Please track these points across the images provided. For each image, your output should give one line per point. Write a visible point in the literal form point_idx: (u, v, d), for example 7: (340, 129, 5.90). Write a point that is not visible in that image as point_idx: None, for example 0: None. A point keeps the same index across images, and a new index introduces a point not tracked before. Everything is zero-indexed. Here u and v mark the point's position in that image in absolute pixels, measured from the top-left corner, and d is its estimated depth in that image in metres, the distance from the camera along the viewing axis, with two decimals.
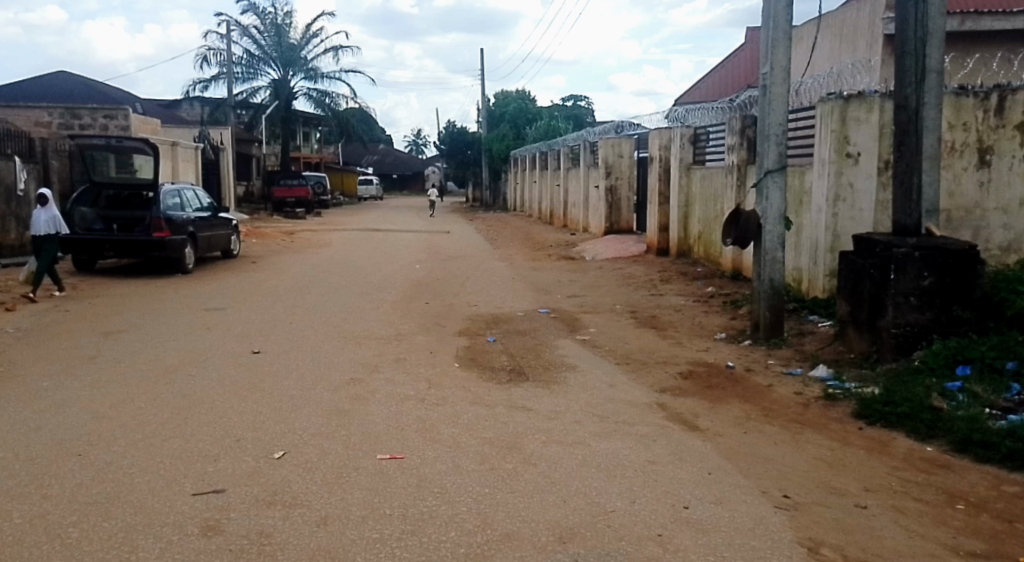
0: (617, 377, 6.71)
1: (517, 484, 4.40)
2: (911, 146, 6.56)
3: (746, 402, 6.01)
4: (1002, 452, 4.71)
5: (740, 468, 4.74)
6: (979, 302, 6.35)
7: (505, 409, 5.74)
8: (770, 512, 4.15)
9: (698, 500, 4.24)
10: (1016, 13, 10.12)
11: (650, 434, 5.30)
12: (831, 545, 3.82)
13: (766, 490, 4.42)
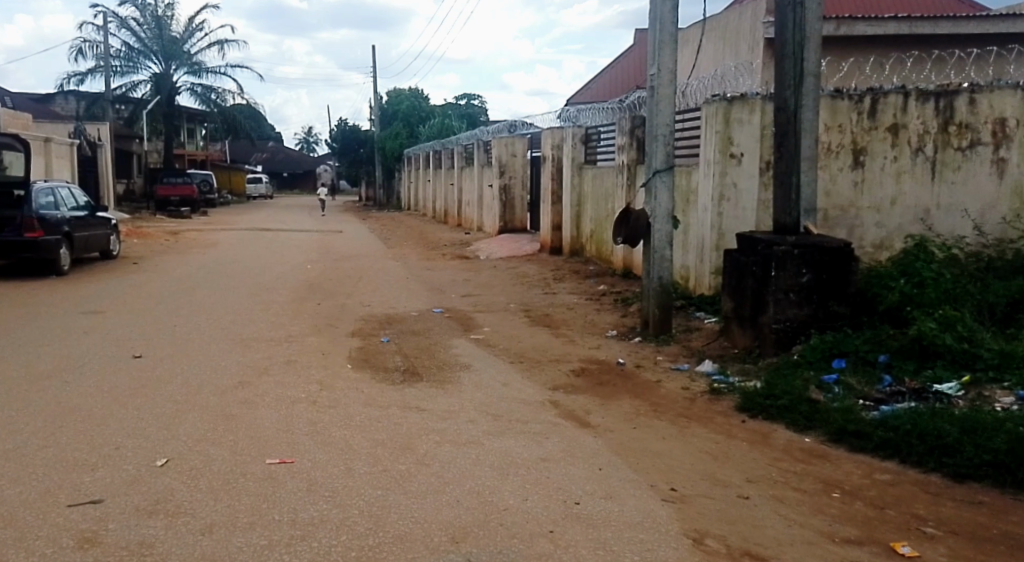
0: (511, 375, 6.70)
1: (409, 485, 4.32)
2: (790, 147, 6.77)
3: (636, 398, 6.09)
4: (874, 442, 4.90)
5: (630, 463, 4.79)
6: (854, 298, 6.61)
7: (398, 410, 5.65)
8: (658, 505, 4.20)
9: (588, 495, 4.26)
10: (886, 19, 10.56)
11: (543, 431, 5.30)
12: (716, 535, 3.88)
13: (654, 484, 4.47)
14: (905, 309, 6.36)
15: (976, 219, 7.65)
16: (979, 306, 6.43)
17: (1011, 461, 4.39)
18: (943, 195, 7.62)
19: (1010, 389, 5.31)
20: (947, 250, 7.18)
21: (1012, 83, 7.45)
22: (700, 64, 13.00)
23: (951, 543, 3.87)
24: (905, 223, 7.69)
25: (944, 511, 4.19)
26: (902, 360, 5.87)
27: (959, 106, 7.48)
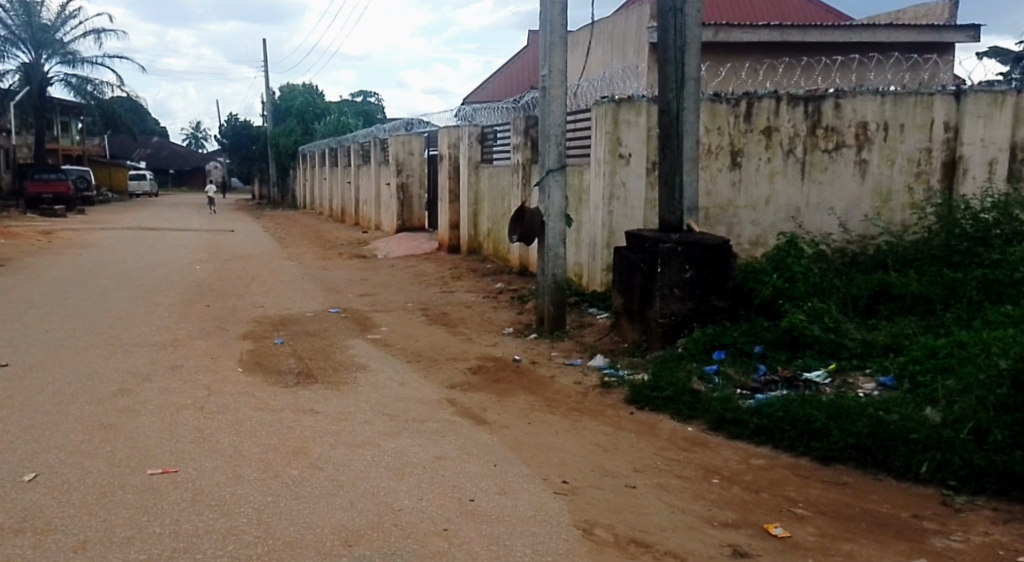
0: (408, 375, 6.74)
1: (301, 490, 4.32)
2: (673, 148, 7.02)
3: (531, 393, 6.23)
4: (750, 428, 5.16)
5: (524, 458, 4.90)
6: (732, 292, 6.90)
7: (291, 413, 5.62)
8: (550, 498, 4.32)
9: (482, 492, 4.35)
10: (760, 26, 10.97)
11: (439, 429, 5.37)
12: (604, 525, 4.03)
13: (547, 477, 4.60)
14: (778, 303, 6.68)
15: (841, 217, 8.08)
16: (844, 298, 6.81)
17: (871, 443, 4.67)
18: (811, 194, 8.02)
19: (871, 375, 5.66)
20: (816, 246, 7.56)
21: (872, 89, 7.91)
22: (590, 67, 13.27)
23: (818, 522, 4.12)
24: (779, 221, 8.05)
25: (813, 491, 4.45)
26: (775, 351, 6.18)
27: (826, 110, 7.89)
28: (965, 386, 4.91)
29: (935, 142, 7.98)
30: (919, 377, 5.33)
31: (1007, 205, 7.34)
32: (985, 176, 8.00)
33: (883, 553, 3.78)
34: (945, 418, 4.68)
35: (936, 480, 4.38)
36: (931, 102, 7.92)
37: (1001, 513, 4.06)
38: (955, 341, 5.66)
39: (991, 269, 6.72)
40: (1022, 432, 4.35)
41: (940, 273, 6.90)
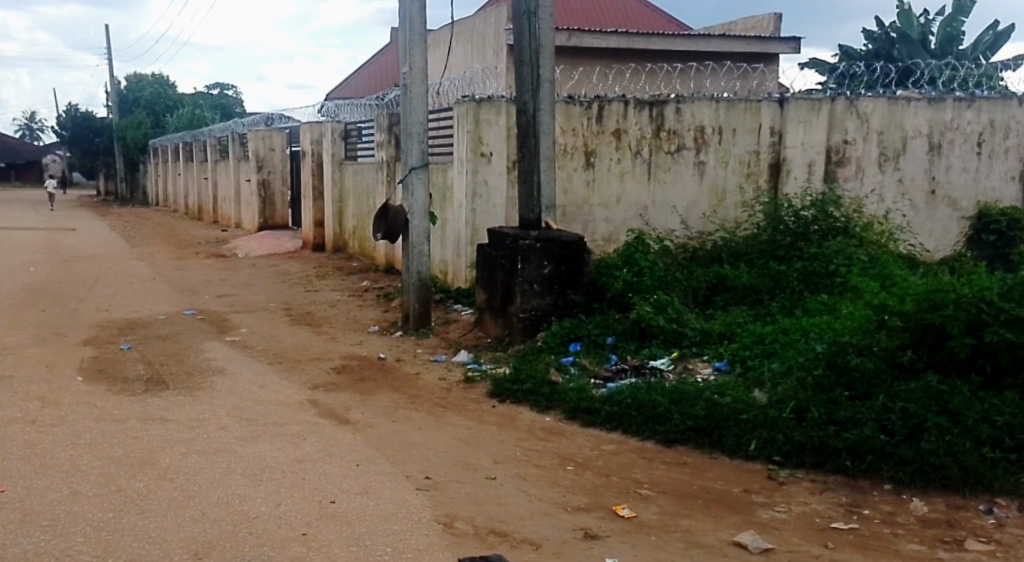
0: (268, 377, 6.71)
1: (147, 504, 4.26)
2: (530, 147, 7.25)
3: (395, 391, 6.33)
4: (602, 416, 5.43)
5: (386, 456, 5.00)
6: (587, 287, 7.21)
7: (138, 423, 5.53)
8: (411, 494, 4.44)
9: (343, 493, 4.42)
10: (610, 33, 11.38)
11: (300, 432, 5.40)
12: (463, 518, 4.18)
13: (409, 474, 4.72)
14: (628, 296, 7.02)
15: (682, 215, 8.53)
16: (685, 290, 7.25)
17: (708, 424, 5.03)
18: (657, 193, 8.44)
19: (709, 361, 6.08)
20: (661, 242, 7.99)
21: (708, 95, 8.40)
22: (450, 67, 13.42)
23: (662, 501, 4.41)
24: (629, 218, 8.43)
25: (658, 472, 4.75)
26: (625, 341, 6.51)
27: (668, 114, 8.33)
28: (787, 368, 5.36)
29: (763, 145, 8.56)
30: (750, 361, 5.76)
31: (824, 203, 7.99)
32: (806, 176, 8.65)
33: (719, 527, 4.10)
34: (771, 399, 5.10)
35: (763, 456, 4.75)
36: (759, 108, 8.49)
37: (818, 484, 4.46)
38: (780, 328, 6.13)
39: (810, 261, 7.37)
40: (835, 409, 4.79)
41: (767, 266, 7.47)
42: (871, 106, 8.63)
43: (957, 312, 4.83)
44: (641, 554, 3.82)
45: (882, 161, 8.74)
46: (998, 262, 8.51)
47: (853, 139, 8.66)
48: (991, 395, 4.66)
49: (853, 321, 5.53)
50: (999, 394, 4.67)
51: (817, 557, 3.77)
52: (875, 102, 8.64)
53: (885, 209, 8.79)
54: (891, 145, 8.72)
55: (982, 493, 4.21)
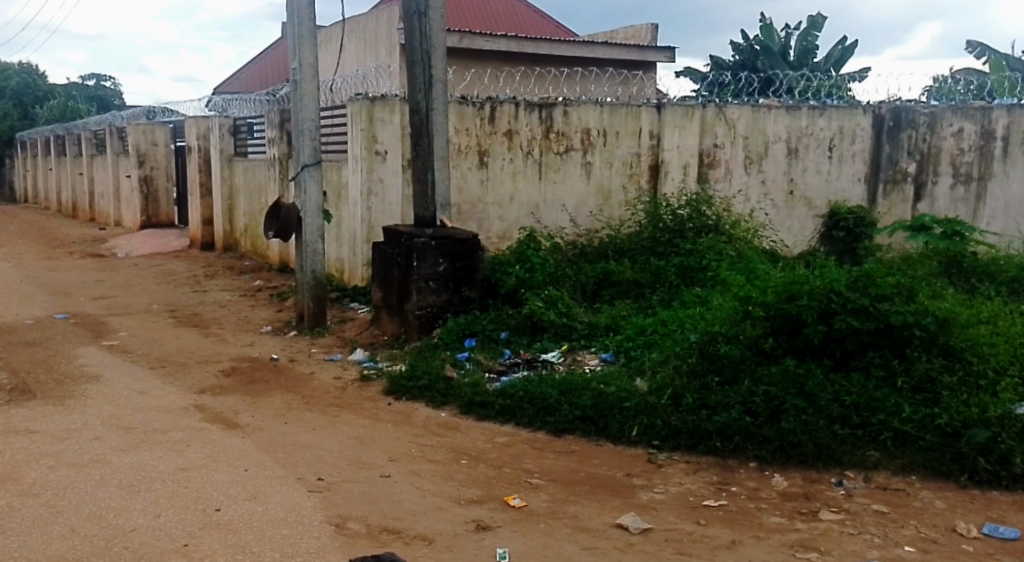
0: (150, 384, 6.61)
1: (12, 522, 4.13)
2: (424, 146, 7.38)
3: (288, 392, 6.37)
4: (495, 409, 5.61)
5: (276, 459, 5.04)
6: (482, 283, 7.40)
7: (4, 436, 5.39)
8: (302, 497, 4.48)
9: (229, 499, 4.40)
10: (501, 36, 11.58)
11: (184, 439, 5.36)
12: (356, 518, 4.25)
13: (301, 477, 4.77)
14: (520, 292, 7.25)
15: (571, 214, 8.80)
16: (574, 286, 7.54)
17: (594, 413, 5.28)
18: (547, 193, 8.67)
19: (596, 353, 6.37)
20: (551, 239, 8.25)
21: (591, 99, 8.70)
22: (341, 63, 13.37)
23: (551, 489, 4.62)
24: (522, 217, 8.61)
25: (548, 461, 4.97)
26: (518, 336, 6.74)
27: (556, 117, 8.57)
28: (665, 357, 5.69)
29: (643, 148, 8.95)
30: (632, 351, 6.08)
31: (698, 203, 8.44)
32: (681, 177, 9.13)
33: (602, 512, 4.33)
34: (650, 387, 5.40)
35: (644, 440, 5.04)
36: (639, 113, 8.86)
37: (692, 465, 4.77)
38: (659, 320, 6.47)
39: (686, 257, 7.83)
40: (706, 395, 5.14)
41: (648, 262, 7.88)
42: (737, 113, 9.16)
43: (811, 301, 5.26)
44: (530, 541, 4.00)
45: (748, 163, 9.30)
46: (847, 257, 9.10)
47: (723, 143, 9.18)
48: (840, 376, 5.11)
49: (722, 312, 5.86)
50: (847, 375, 5.12)
51: (692, 534, 4.04)
52: (741, 109, 9.17)
53: (751, 208, 9.35)
54: (755, 148, 9.29)
55: (833, 467, 4.61)
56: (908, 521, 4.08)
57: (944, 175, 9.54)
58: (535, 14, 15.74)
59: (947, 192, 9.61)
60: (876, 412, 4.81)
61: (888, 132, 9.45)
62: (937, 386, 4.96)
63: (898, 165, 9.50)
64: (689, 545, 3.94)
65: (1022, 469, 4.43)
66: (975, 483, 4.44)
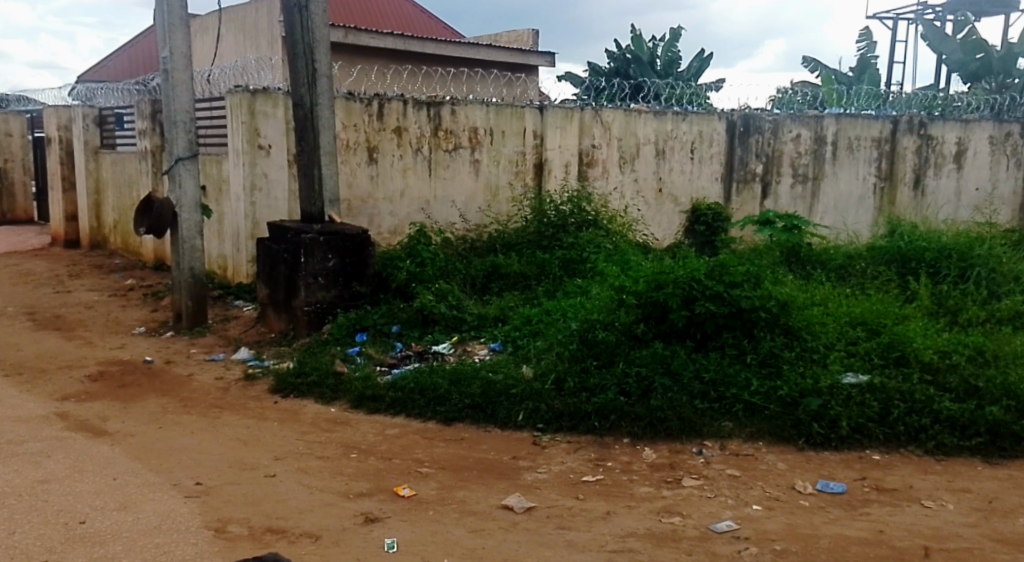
0: (9, 392, 6.38)
1: None
2: (309, 141, 7.52)
3: (163, 395, 6.30)
4: (386, 402, 5.79)
5: (151, 465, 5.00)
6: (373, 278, 7.61)
7: None
8: (179, 503, 4.50)
9: (96, 511, 4.35)
10: (386, 34, 11.63)
11: (45, 449, 5.21)
12: (237, 521, 4.31)
13: (178, 482, 4.77)
14: (411, 286, 7.48)
15: (460, 209, 9.07)
16: (464, 279, 7.82)
17: (483, 401, 5.57)
18: (437, 189, 8.90)
19: (485, 343, 6.67)
20: (442, 234, 8.50)
21: (478, 98, 8.96)
22: (219, 54, 13.15)
23: (440, 477, 4.83)
24: (413, 213, 8.80)
25: (437, 450, 5.18)
26: (410, 329, 6.97)
27: (444, 115, 8.79)
28: (549, 345, 6.03)
29: (527, 147, 9.30)
30: (520, 340, 6.42)
31: (579, 199, 8.87)
32: (563, 175, 9.55)
33: (489, 494, 4.60)
34: (535, 372, 5.74)
35: (530, 424, 5.35)
36: (523, 113, 9.19)
37: (573, 444, 5.12)
38: (543, 310, 6.84)
39: (570, 249, 8.26)
40: (586, 378, 5.51)
41: (534, 255, 8.27)
42: (612, 116, 9.61)
43: (675, 289, 5.72)
44: (417, 530, 4.19)
45: (623, 163, 9.79)
46: (706, 248, 9.83)
47: (600, 144, 9.61)
48: (701, 356, 5.60)
49: (600, 301, 6.25)
50: (706, 354, 5.62)
51: (571, 509, 4.37)
52: (615, 113, 9.63)
53: (626, 205, 9.84)
54: (630, 149, 9.78)
55: (694, 437, 5.07)
56: (756, 483, 4.56)
57: (786, 176, 10.49)
58: (408, 6, 15.88)
59: (788, 191, 10.53)
60: (730, 387, 5.31)
61: (740, 137, 10.22)
62: (779, 360, 5.52)
63: (747, 165, 10.30)
64: (569, 519, 4.26)
65: (848, 430, 4.99)
66: (811, 445, 4.98)
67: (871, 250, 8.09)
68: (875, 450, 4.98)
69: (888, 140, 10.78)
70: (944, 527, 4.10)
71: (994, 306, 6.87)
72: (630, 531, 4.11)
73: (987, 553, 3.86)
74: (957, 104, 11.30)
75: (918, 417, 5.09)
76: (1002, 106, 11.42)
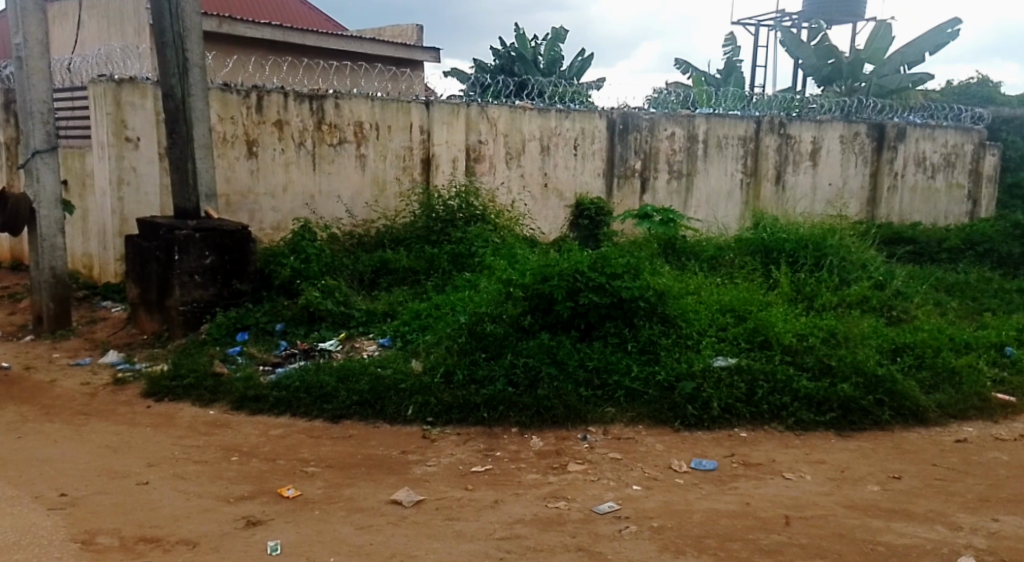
0: None
1: None
2: (181, 134, 7.37)
3: (23, 403, 6.06)
4: (269, 402, 5.76)
5: (11, 478, 4.83)
6: (254, 276, 7.54)
7: None
8: (43, 516, 4.38)
9: None
10: (263, 24, 11.38)
11: None
12: (106, 531, 4.24)
13: (41, 494, 4.64)
14: (296, 282, 7.44)
15: (347, 204, 9.03)
16: (351, 275, 7.83)
17: (371, 397, 5.63)
18: (322, 183, 8.84)
19: (374, 338, 6.73)
20: (328, 230, 8.46)
21: (363, 93, 8.95)
22: (79, 42, 12.52)
23: (325, 475, 4.86)
24: (296, 208, 8.72)
25: (323, 449, 5.20)
26: (294, 326, 6.95)
27: (327, 109, 8.74)
28: (438, 339, 6.14)
29: (414, 141, 9.33)
30: (409, 335, 6.51)
31: (467, 194, 9.00)
32: (451, 170, 9.63)
33: (378, 489, 4.67)
34: (424, 366, 5.84)
35: (419, 418, 5.45)
36: (409, 108, 9.23)
37: (462, 436, 5.24)
38: (432, 304, 6.95)
39: (458, 244, 8.38)
40: (475, 370, 5.65)
41: (423, 250, 8.36)
42: (497, 112, 9.77)
43: (560, 281, 5.93)
44: (301, 531, 4.22)
45: (509, 158, 9.95)
46: (592, 243, 10.02)
47: (486, 140, 9.75)
48: (585, 345, 5.82)
49: (487, 294, 6.41)
50: (590, 344, 5.85)
51: (459, 500, 4.49)
52: (500, 109, 9.78)
53: (513, 200, 9.99)
54: (515, 144, 9.95)
55: (579, 424, 5.28)
56: (636, 464, 4.80)
57: (663, 172, 10.93)
58: None
59: (664, 186, 10.98)
60: (612, 374, 5.56)
61: (620, 135, 10.57)
62: (657, 348, 5.80)
63: (627, 162, 10.68)
64: (457, 510, 4.39)
65: (718, 411, 5.30)
66: (686, 426, 5.25)
67: (739, 243, 8.48)
68: (743, 428, 5.30)
69: (753, 139, 11.43)
70: (802, 496, 4.43)
71: (845, 291, 7.40)
72: (517, 518, 4.27)
73: (840, 519, 4.19)
74: (813, 105, 12.02)
75: (779, 396, 5.45)
76: (853, 107, 12.19)
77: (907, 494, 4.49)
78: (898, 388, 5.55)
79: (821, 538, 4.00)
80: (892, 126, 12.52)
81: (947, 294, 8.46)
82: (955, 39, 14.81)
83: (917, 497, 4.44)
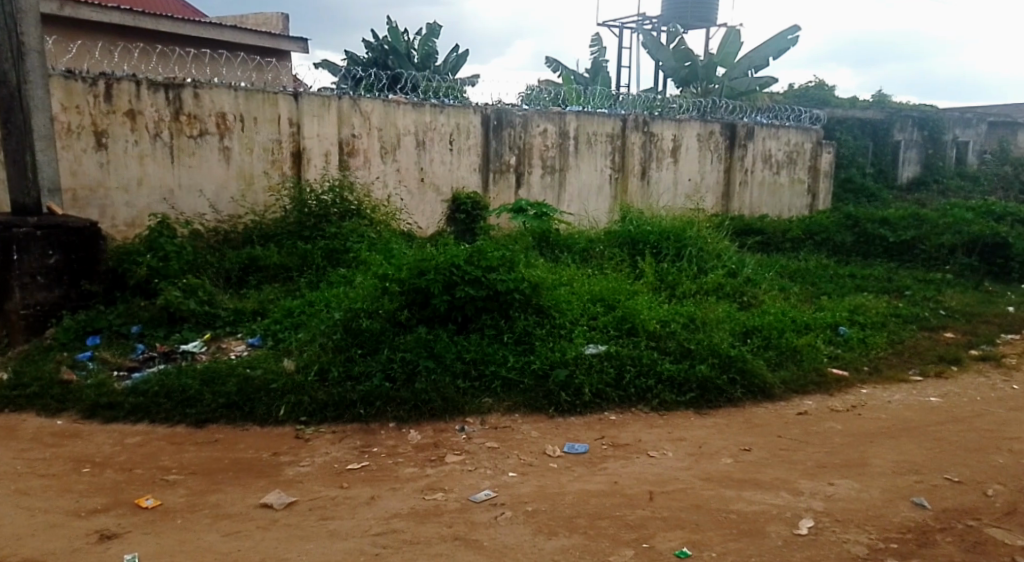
0: None
1: None
2: (17, 124, 7.00)
3: None
4: (126, 409, 5.54)
5: None
6: (105, 275, 7.23)
7: None
8: None
9: None
10: (110, 8, 10.92)
11: None
12: None
13: None
14: (153, 281, 7.14)
15: (210, 199, 8.75)
16: (217, 273, 7.62)
17: (239, 398, 5.51)
18: (182, 177, 8.54)
19: (242, 338, 6.59)
20: (189, 226, 8.19)
21: (225, 83, 8.70)
22: None
23: (189, 482, 4.74)
24: (153, 203, 8.40)
25: (185, 456, 5.06)
26: (153, 328, 6.70)
27: (186, 99, 8.46)
28: (311, 336, 6.07)
29: (283, 135, 9.13)
30: (280, 334, 6.42)
31: (340, 189, 8.94)
32: (323, 164, 9.47)
33: (246, 493, 4.60)
34: (298, 364, 5.76)
35: (291, 418, 5.39)
36: (276, 100, 9.02)
37: (338, 433, 5.23)
38: (304, 301, 6.88)
39: (332, 241, 8.31)
40: (350, 367, 5.65)
41: (294, 247, 8.24)
42: (371, 106, 9.65)
43: (435, 275, 6.00)
44: (162, 541, 4.12)
45: (383, 153, 9.87)
46: (468, 236, 10.10)
47: (359, 134, 9.63)
48: (462, 338, 5.92)
49: (362, 289, 6.40)
50: (466, 336, 5.95)
51: (334, 499, 4.49)
52: (374, 102, 9.68)
53: (389, 194, 9.92)
54: (390, 139, 9.88)
55: (456, 415, 5.37)
56: (511, 452, 4.92)
57: (536, 167, 11.14)
58: None
59: (538, 181, 11.20)
60: (488, 364, 5.68)
61: (494, 131, 10.68)
62: (532, 338, 5.96)
63: (501, 157, 10.82)
64: (331, 509, 4.38)
65: (589, 396, 5.51)
66: (560, 412, 5.43)
67: (608, 235, 8.78)
68: (612, 411, 5.52)
69: (619, 136, 11.82)
70: (664, 472, 4.68)
71: (702, 279, 7.80)
72: (392, 512, 4.31)
73: (696, 491, 4.45)
74: (672, 105, 12.52)
75: (645, 379, 5.71)
76: (707, 107, 12.81)
77: (757, 464, 4.81)
78: (748, 367, 5.91)
79: (681, 511, 4.24)
80: (741, 125, 13.22)
81: (789, 279, 9.04)
82: (796, 44, 15.75)
83: (765, 467, 4.77)
